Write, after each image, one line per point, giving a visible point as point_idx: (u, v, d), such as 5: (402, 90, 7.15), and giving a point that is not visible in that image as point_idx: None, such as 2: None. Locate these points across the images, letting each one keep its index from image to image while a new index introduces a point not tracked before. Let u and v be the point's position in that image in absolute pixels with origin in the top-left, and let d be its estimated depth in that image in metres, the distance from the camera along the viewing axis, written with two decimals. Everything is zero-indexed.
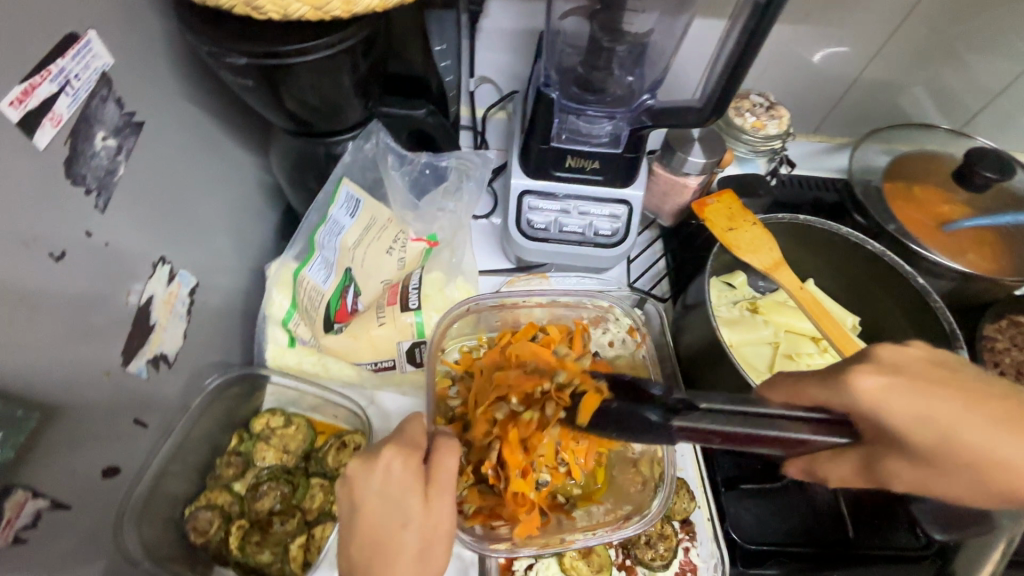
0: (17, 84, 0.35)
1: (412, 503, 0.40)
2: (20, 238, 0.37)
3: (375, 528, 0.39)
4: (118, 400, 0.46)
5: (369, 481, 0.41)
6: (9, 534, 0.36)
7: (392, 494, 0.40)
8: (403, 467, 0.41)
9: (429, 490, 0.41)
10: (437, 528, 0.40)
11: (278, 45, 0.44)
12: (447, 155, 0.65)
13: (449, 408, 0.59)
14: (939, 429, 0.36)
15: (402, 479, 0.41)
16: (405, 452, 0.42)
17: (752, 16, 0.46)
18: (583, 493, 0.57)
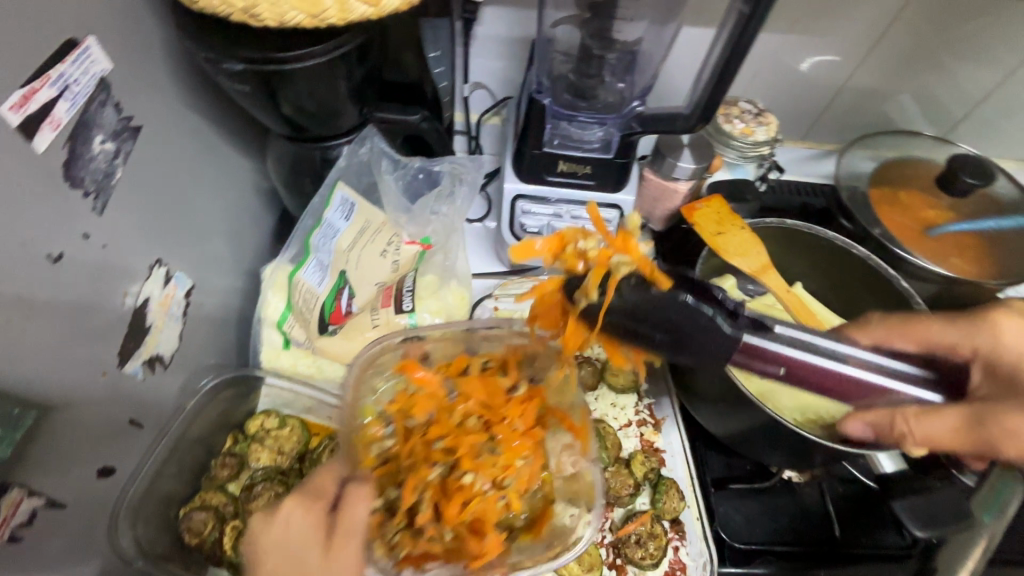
0: (17, 89, 0.36)
1: (311, 558, 0.39)
2: (19, 239, 0.37)
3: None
4: (113, 400, 0.47)
5: (268, 533, 0.39)
6: (5, 532, 0.37)
7: (292, 548, 0.39)
8: (304, 517, 0.41)
9: (330, 538, 0.40)
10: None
11: (274, 52, 0.45)
12: (440, 160, 0.66)
13: (382, 448, 0.57)
14: None
15: (304, 532, 0.40)
16: (306, 502, 0.42)
17: (737, 25, 0.47)
18: (525, 525, 0.55)
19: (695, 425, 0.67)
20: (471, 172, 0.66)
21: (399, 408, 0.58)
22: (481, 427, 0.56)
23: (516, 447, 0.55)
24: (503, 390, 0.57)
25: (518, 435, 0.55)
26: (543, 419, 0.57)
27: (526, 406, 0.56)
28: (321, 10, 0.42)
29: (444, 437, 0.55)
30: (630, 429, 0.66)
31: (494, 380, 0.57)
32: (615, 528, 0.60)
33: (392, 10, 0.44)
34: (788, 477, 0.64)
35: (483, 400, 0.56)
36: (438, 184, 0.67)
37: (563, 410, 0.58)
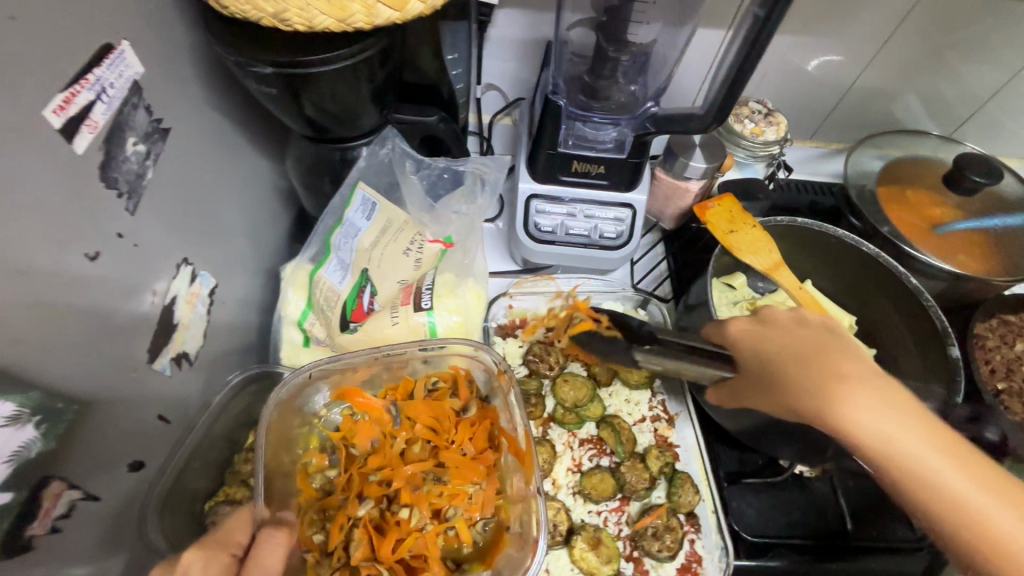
0: (58, 92, 0.37)
1: None
2: (60, 238, 0.38)
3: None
4: (143, 396, 0.48)
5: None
6: (45, 523, 0.38)
7: None
8: (206, 568, 0.41)
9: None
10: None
11: (300, 55, 0.46)
12: (464, 160, 0.67)
13: (325, 480, 0.57)
14: (875, 435, 0.38)
15: None
16: (208, 555, 0.42)
17: (752, 28, 0.48)
18: (475, 555, 0.54)
19: (710, 421, 0.67)
20: (493, 171, 0.67)
21: (342, 436, 0.58)
22: (426, 454, 0.57)
23: (463, 473, 0.56)
24: (450, 416, 0.59)
25: (467, 460, 0.56)
26: (494, 441, 0.59)
27: (474, 429, 0.58)
28: (348, 15, 0.43)
29: (384, 466, 0.56)
30: (644, 425, 0.67)
31: (440, 407, 0.59)
32: (632, 521, 0.61)
33: (416, 14, 0.45)
34: (800, 471, 0.65)
35: (427, 427, 0.58)
36: (462, 183, 0.67)
37: (511, 434, 0.57)
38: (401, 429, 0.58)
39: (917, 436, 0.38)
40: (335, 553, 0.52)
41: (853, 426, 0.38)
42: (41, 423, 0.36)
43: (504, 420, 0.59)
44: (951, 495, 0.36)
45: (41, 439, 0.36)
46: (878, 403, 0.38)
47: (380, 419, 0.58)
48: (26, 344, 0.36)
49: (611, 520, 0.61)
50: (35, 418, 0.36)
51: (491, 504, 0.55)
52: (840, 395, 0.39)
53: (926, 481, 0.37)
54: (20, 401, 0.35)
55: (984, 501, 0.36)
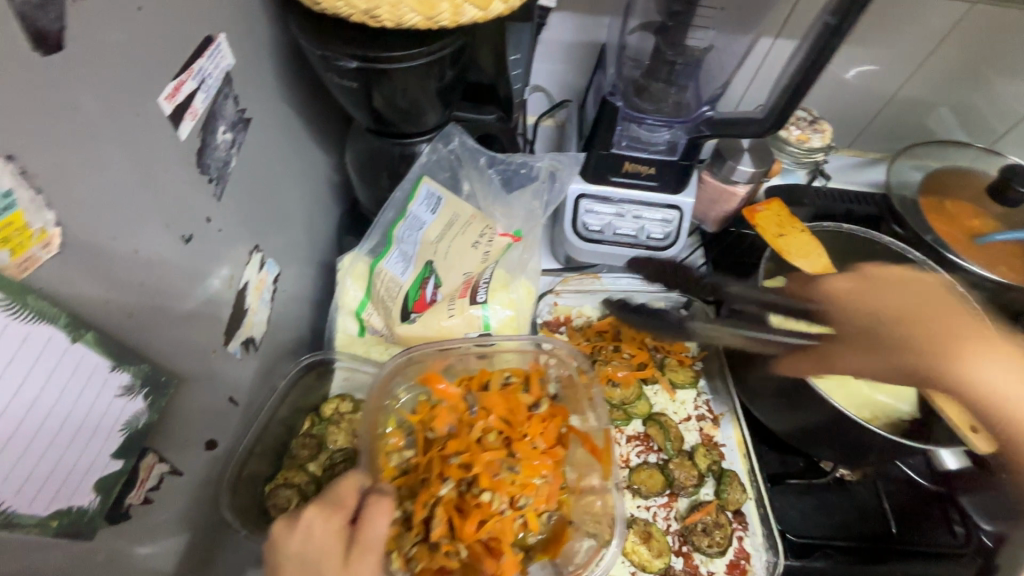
0: (170, 81, 0.39)
1: (329, 567, 0.40)
2: (164, 220, 0.40)
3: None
4: (219, 377, 0.49)
5: (287, 544, 0.41)
6: (140, 493, 0.39)
7: (309, 558, 0.40)
8: (324, 525, 0.42)
9: (351, 552, 0.41)
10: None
11: (382, 52, 0.48)
12: (541, 157, 0.68)
13: (401, 459, 0.58)
14: (972, 383, 0.41)
15: (323, 540, 0.41)
16: (327, 511, 0.43)
17: (822, 35, 0.49)
18: (541, 545, 0.55)
19: (754, 422, 0.69)
20: (568, 168, 0.69)
21: (419, 419, 0.58)
22: (499, 443, 0.57)
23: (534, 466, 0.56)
24: (523, 410, 0.59)
25: (538, 454, 0.56)
26: (562, 438, 0.59)
27: (547, 425, 0.58)
28: (436, 13, 0.45)
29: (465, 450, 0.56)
30: (689, 423, 0.68)
31: (516, 399, 0.59)
32: (681, 517, 0.62)
33: (498, 14, 0.47)
34: (841, 475, 0.65)
35: (502, 418, 0.58)
36: (536, 178, 0.69)
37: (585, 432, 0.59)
38: (477, 418, 0.58)
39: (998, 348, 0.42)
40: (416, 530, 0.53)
41: (974, 378, 0.41)
42: (148, 395, 0.38)
43: (575, 418, 0.60)
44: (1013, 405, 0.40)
45: (146, 410, 0.38)
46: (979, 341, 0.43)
47: (457, 406, 0.59)
48: (135, 319, 0.37)
49: (660, 515, 0.62)
50: (145, 390, 0.38)
51: (555, 498, 0.56)
52: (964, 352, 0.42)
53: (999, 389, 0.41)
54: (134, 373, 0.37)
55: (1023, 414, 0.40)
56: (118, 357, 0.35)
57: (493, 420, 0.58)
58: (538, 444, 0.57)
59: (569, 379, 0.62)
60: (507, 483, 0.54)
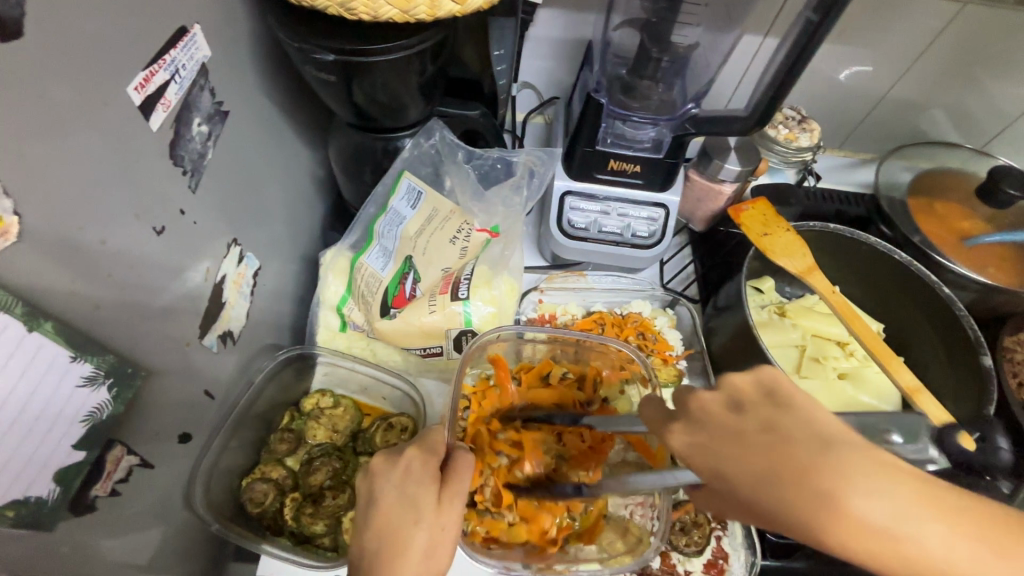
0: (140, 71, 0.39)
1: (425, 503, 0.40)
2: (135, 211, 0.40)
3: (385, 520, 0.40)
4: (193, 370, 0.49)
5: (388, 477, 0.42)
6: (106, 485, 0.39)
7: (409, 492, 0.41)
8: (423, 468, 0.43)
9: (442, 495, 0.42)
10: (446, 530, 0.40)
11: (360, 45, 0.48)
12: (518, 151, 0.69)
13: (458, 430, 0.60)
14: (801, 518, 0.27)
15: (421, 479, 0.42)
16: (426, 455, 0.44)
17: (804, 32, 0.49)
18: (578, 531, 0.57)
19: None
20: (544, 164, 0.69)
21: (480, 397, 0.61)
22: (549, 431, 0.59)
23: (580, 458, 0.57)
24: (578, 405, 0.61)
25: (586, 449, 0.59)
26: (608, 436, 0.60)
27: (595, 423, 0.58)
28: (413, 6, 0.44)
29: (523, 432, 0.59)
30: None
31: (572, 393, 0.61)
32: None
33: (476, 8, 0.46)
34: None
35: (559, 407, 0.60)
36: (513, 173, 0.70)
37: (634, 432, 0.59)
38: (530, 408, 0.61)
39: (698, 436, 0.31)
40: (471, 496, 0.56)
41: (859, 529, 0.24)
42: (113, 387, 0.38)
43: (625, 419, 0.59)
44: (779, 499, 0.26)
45: (111, 402, 0.38)
46: (688, 425, 0.32)
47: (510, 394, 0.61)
48: (101, 310, 0.37)
49: None
50: (110, 381, 0.38)
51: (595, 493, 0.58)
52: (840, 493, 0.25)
53: (806, 487, 0.25)
54: (96, 364, 0.36)
55: (924, 529, 0.24)
56: (80, 348, 0.35)
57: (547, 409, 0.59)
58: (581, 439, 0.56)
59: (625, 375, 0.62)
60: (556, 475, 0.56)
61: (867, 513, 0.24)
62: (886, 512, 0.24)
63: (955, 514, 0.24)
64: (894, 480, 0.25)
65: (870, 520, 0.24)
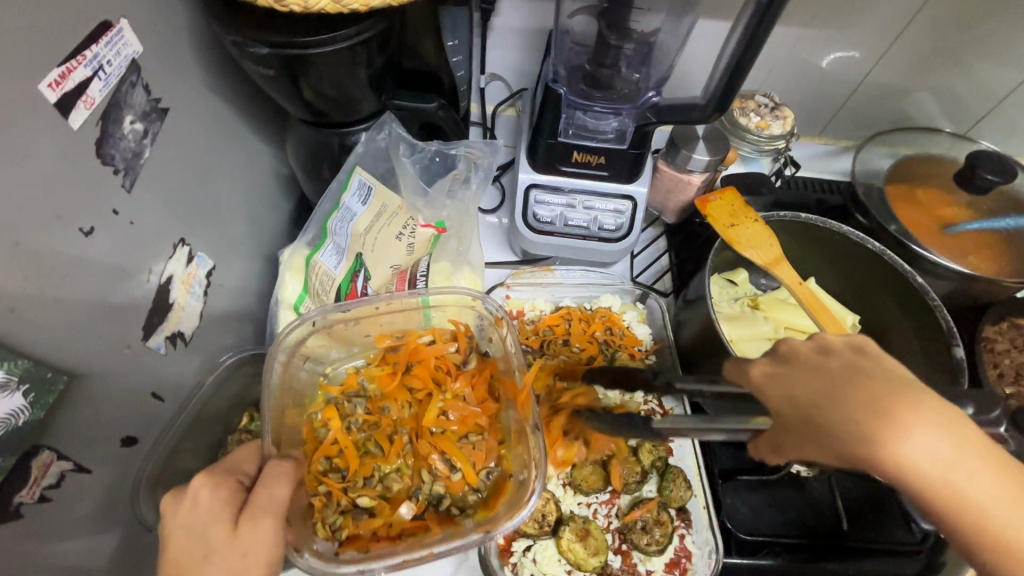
0: (55, 67, 0.38)
1: (217, 535, 0.39)
2: (56, 212, 0.39)
3: (175, 559, 0.38)
4: (136, 372, 0.48)
5: (175, 513, 0.40)
6: (33, 492, 0.39)
7: (195, 527, 0.39)
8: (211, 496, 0.41)
9: (240, 519, 0.40)
10: (247, 556, 0.39)
11: (295, 37, 0.46)
12: (456, 144, 0.66)
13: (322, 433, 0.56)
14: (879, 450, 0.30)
15: (209, 510, 0.40)
16: (215, 481, 0.42)
17: (754, 14, 0.47)
18: (480, 502, 0.54)
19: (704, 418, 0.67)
20: (486, 157, 0.67)
21: (344, 390, 0.59)
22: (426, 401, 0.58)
23: (467, 422, 0.57)
24: (450, 367, 0.59)
25: (470, 408, 0.57)
26: (494, 393, 0.59)
27: (476, 380, 0.59)
28: None
29: (396, 413, 0.57)
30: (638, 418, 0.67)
31: (437, 354, 0.59)
32: (622, 514, 0.61)
33: None
34: (796, 471, 0.63)
35: (426, 373, 0.58)
36: (454, 167, 0.67)
37: (509, 379, 0.58)
38: (401, 394, 0.58)
39: (786, 371, 0.34)
40: (346, 500, 0.52)
41: (916, 470, 0.28)
42: (29, 392, 0.37)
43: (504, 371, 0.60)
44: (840, 419, 0.30)
45: (29, 408, 0.37)
46: (774, 362, 0.36)
47: (380, 379, 0.59)
48: (18, 314, 0.36)
49: (600, 512, 0.61)
50: (24, 386, 0.37)
51: (494, 454, 0.56)
52: (891, 433, 0.29)
53: (862, 415, 0.30)
54: (9, 369, 0.36)
55: (978, 484, 0.28)
56: None
57: (421, 379, 0.58)
58: (458, 392, 0.58)
59: (494, 333, 0.61)
60: (440, 446, 0.55)
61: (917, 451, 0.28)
62: (940, 459, 0.28)
63: (1000, 459, 0.29)
64: (943, 428, 0.29)
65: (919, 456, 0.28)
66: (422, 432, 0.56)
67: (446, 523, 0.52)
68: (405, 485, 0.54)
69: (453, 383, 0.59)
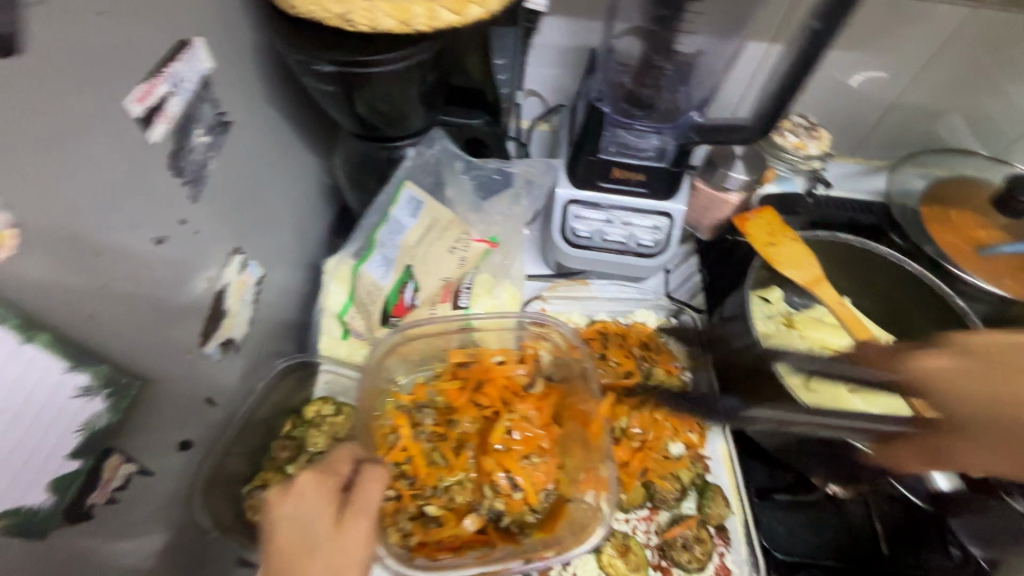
0: (140, 84, 0.39)
1: (320, 528, 0.40)
2: (133, 221, 0.40)
3: (284, 547, 0.38)
4: (194, 377, 0.49)
5: (283, 505, 0.41)
6: (104, 493, 0.40)
7: (302, 518, 0.40)
8: (315, 492, 0.42)
9: (342, 516, 0.41)
10: (347, 555, 0.39)
11: (358, 55, 0.48)
12: (515, 162, 0.70)
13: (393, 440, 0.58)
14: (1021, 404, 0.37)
15: (315, 504, 0.41)
16: (321, 478, 0.43)
17: (808, 39, 0.48)
18: (539, 522, 0.55)
19: (742, 436, 0.68)
20: (542, 175, 0.70)
21: (414, 400, 0.61)
22: (492, 419, 0.59)
23: (530, 442, 0.58)
24: (517, 389, 0.60)
25: (535, 430, 0.58)
26: (558, 417, 0.60)
27: (543, 403, 0.60)
28: (411, 16, 0.44)
29: (462, 428, 0.59)
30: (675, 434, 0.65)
31: (506, 373, 0.61)
32: (661, 531, 0.60)
33: (475, 18, 0.46)
34: (832, 492, 0.63)
35: (495, 393, 0.59)
36: (511, 185, 0.71)
37: (578, 407, 0.59)
38: (469, 409, 0.59)
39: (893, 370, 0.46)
40: (414, 508, 0.54)
41: None
42: (110, 396, 0.39)
43: (571, 396, 0.60)
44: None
45: (107, 411, 0.39)
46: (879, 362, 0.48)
47: (449, 393, 0.60)
48: (98, 320, 0.38)
49: (640, 528, 0.60)
50: (106, 390, 0.38)
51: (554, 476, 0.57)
52: None
53: None
54: (93, 374, 0.37)
55: None
56: (75, 359, 0.36)
57: (489, 398, 0.59)
58: (524, 414, 0.59)
59: (561, 358, 0.62)
60: (501, 465, 0.55)
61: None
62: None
63: None
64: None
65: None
66: (486, 448, 0.57)
67: (505, 541, 0.53)
68: (467, 499, 0.55)
69: (520, 403, 0.59)
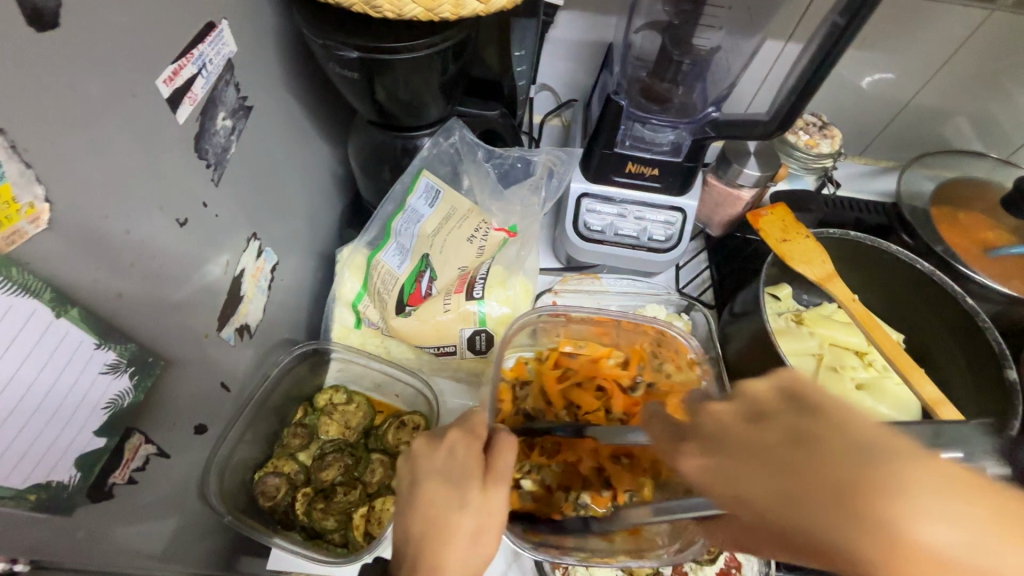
0: (169, 64, 0.39)
1: (470, 489, 0.39)
2: (158, 202, 0.40)
3: (432, 500, 0.38)
4: (211, 361, 0.49)
5: (430, 460, 0.41)
6: (124, 473, 0.40)
7: (454, 474, 0.40)
8: (464, 453, 0.41)
9: (487, 479, 0.40)
10: (492, 516, 0.38)
11: (382, 42, 0.48)
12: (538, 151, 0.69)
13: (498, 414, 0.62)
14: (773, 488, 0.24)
15: (465, 462, 0.41)
16: (469, 439, 0.43)
17: (830, 36, 0.48)
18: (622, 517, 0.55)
19: None
20: (565, 166, 0.69)
21: (516, 377, 0.64)
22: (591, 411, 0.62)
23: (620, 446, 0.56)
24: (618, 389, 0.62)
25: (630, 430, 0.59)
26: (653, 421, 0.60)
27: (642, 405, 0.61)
28: (437, 5, 0.44)
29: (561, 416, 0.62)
30: None
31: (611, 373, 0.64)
32: None
33: (500, 7, 0.46)
34: None
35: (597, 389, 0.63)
36: (532, 174, 0.70)
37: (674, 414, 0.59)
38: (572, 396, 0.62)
39: (716, 460, 0.27)
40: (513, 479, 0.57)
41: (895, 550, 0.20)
42: (134, 375, 0.39)
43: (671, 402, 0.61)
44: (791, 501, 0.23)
45: (132, 391, 0.39)
46: (703, 445, 0.29)
47: (550, 376, 0.63)
48: (124, 299, 0.38)
49: None
50: (131, 369, 0.39)
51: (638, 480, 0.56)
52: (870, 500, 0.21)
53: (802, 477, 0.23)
54: (119, 352, 0.38)
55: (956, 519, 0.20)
56: (103, 336, 0.36)
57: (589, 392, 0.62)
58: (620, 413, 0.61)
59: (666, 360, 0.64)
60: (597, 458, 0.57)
61: (936, 543, 0.20)
62: (961, 539, 0.20)
63: (970, 486, 0.20)
64: (962, 511, 0.20)
65: (939, 551, 0.20)
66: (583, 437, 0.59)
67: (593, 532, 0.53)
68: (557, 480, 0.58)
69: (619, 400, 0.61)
